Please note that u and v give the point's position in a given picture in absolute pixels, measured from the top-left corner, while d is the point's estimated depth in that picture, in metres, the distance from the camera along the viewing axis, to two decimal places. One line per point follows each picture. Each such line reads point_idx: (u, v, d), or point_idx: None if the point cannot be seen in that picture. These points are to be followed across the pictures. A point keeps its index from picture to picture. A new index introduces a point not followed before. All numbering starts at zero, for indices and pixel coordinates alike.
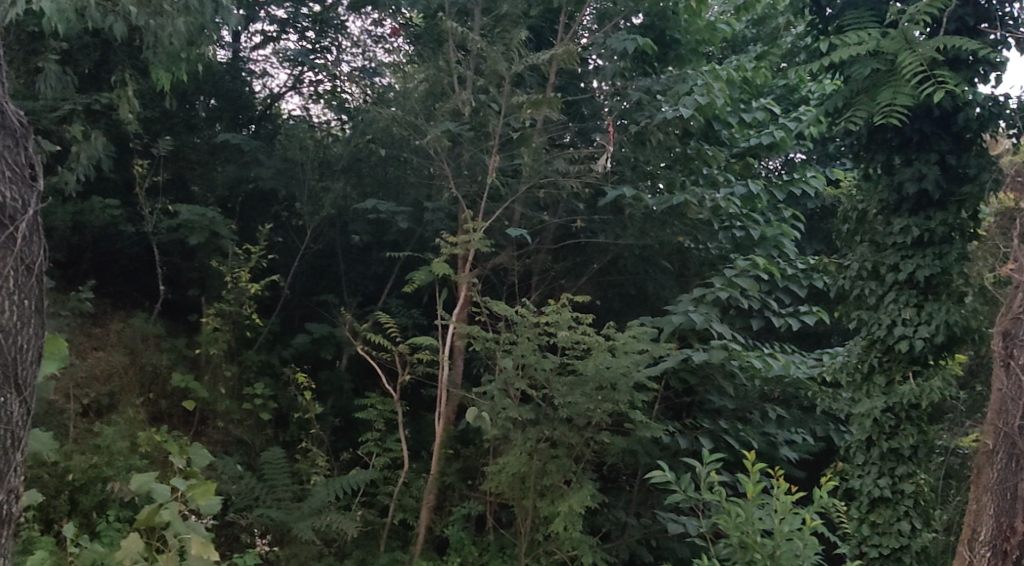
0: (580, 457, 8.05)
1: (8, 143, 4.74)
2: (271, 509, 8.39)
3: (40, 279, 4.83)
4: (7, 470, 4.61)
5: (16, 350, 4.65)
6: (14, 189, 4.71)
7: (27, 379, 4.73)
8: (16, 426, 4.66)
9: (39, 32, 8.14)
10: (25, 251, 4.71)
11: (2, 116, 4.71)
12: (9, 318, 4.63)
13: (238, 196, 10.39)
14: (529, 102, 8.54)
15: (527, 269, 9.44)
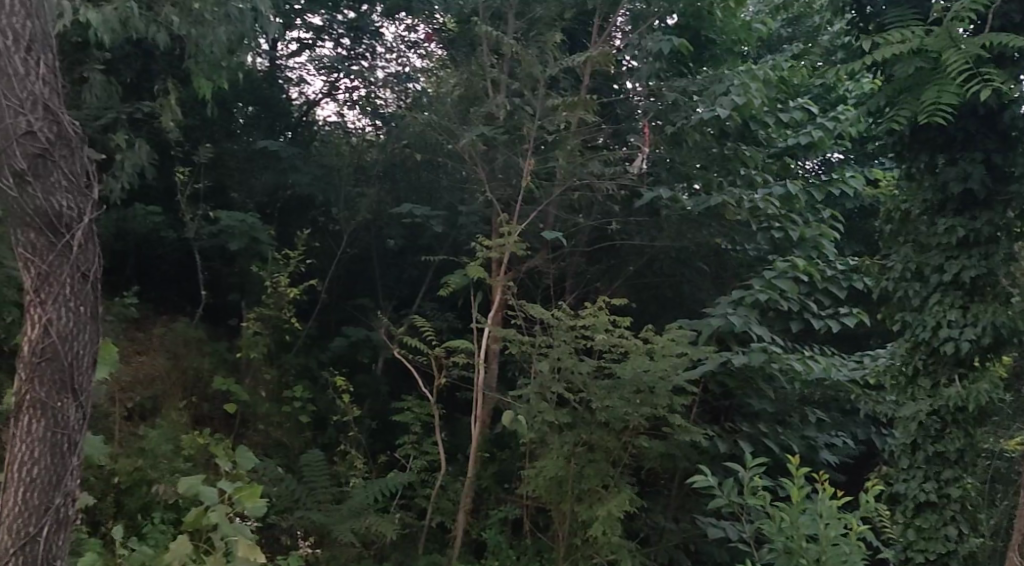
0: (618, 462, 8.04)
1: (65, 153, 4.91)
2: (311, 511, 8.41)
3: (96, 285, 5.03)
4: (64, 473, 4.90)
5: (72, 356, 4.88)
6: (70, 197, 4.89)
7: (84, 384, 4.97)
8: (73, 431, 4.93)
9: (84, 43, 8.26)
10: (81, 259, 4.91)
11: (59, 127, 4.89)
12: (66, 326, 4.86)
13: (277, 201, 10.51)
14: (565, 103, 8.60)
15: (562, 272, 9.38)
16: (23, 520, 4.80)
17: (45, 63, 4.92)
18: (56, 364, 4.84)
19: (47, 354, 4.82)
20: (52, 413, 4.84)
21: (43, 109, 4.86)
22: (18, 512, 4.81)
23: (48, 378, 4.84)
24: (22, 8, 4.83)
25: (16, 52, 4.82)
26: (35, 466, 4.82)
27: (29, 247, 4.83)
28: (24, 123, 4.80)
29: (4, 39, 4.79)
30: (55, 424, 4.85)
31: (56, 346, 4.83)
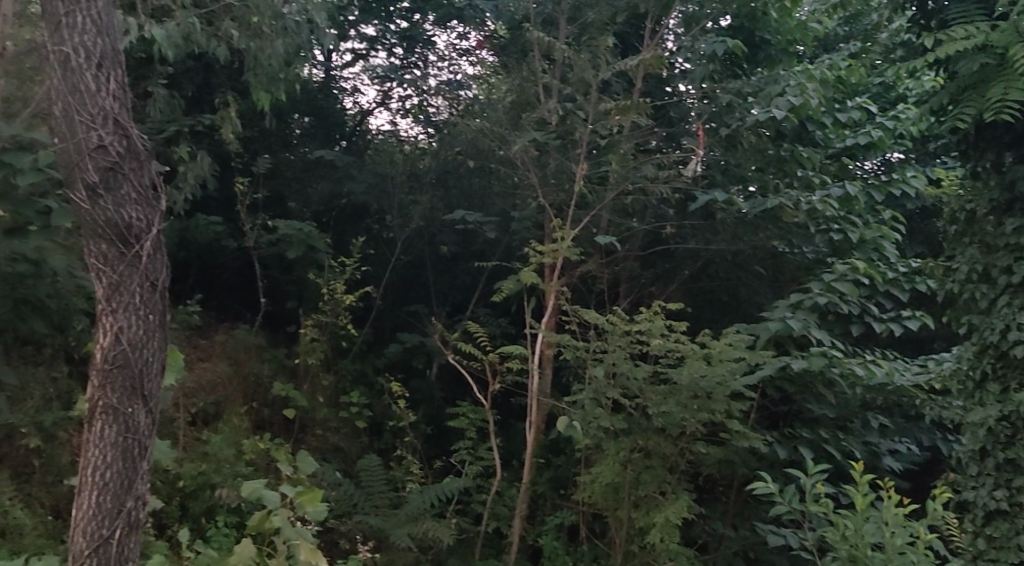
0: (675, 468, 8.00)
1: (134, 166, 5.05)
2: (369, 516, 8.42)
3: (164, 294, 5.14)
4: (135, 477, 5.00)
5: (142, 363, 4.98)
6: (139, 209, 5.03)
7: (153, 390, 5.07)
8: (143, 436, 5.03)
9: (148, 59, 8.46)
10: (151, 268, 5.03)
11: (129, 141, 5.04)
12: (136, 334, 4.97)
13: (332, 209, 10.58)
14: (616, 107, 8.47)
15: (616, 277, 9.37)
16: (96, 523, 4.91)
17: (115, 80, 5.10)
18: (127, 371, 4.95)
19: (118, 361, 4.94)
20: (124, 419, 4.95)
21: (113, 124, 5.02)
22: (92, 515, 4.92)
23: (120, 385, 4.95)
24: (92, 27, 5.03)
25: (88, 68, 5.01)
26: (108, 471, 4.93)
27: (102, 258, 4.97)
28: (96, 138, 4.97)
29: (76, 57, 5.00)
30: (126, 428, 4.95)
31: (127, 353, 4.94)
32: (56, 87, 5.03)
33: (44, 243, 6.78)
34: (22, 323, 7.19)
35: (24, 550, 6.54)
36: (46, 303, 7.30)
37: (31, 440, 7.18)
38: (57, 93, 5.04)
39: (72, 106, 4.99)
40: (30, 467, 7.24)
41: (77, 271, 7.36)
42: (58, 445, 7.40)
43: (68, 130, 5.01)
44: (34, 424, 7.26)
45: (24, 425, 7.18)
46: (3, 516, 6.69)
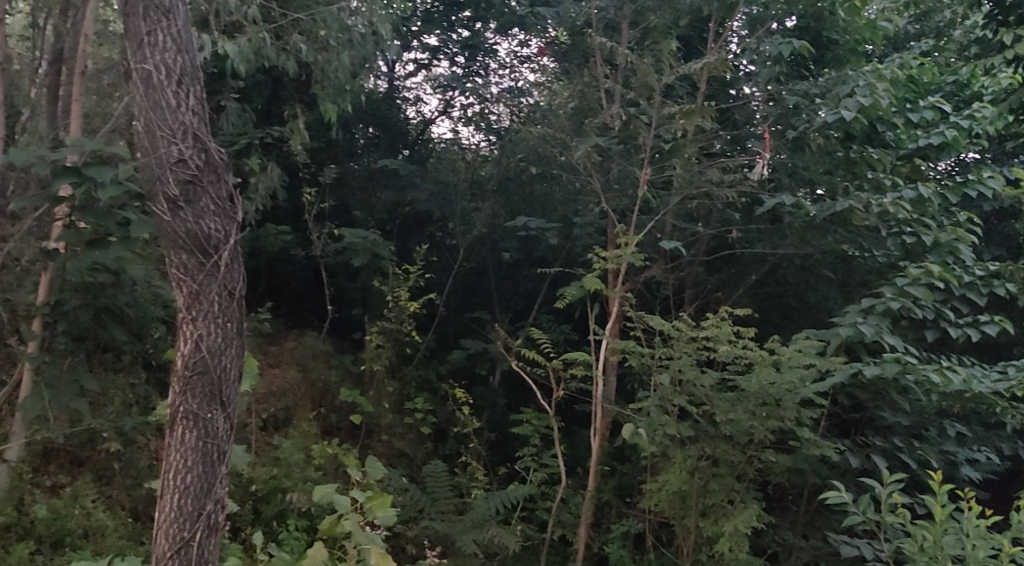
0: (743, 476, 7.87)
1: (212, 179, 5.33)
2: (435, 521, 8.45)
3: (240, 303, 5.41)
4: (213, 480, 5.27)
5: (220, 370, 5.25)
6: (218, 220, 5.30)
7: (230, 396, 5.34)
8: (222, 442, 5.30)
9: (219, 74, 8.65)
10: (229, 278, 5.29)
11: (208, 156, 5.31)
12: (215, 342, 5.25)
13: (396, 217, 10.63)
14: (681, 112, 8.33)
15: (681, 282, 9.34)
16: (178, 525, 5.19)
17: (194, 96, 5.37)
18: (206, 377, 5.22)
19: (198, 367, 5.20)
20: (204, 424, 5.22)
21: (192, 138, 5.29)
22: (174, 517, 5.20)
23: (200, 391, 5.22)
24: (173, 45, 5.30)
25: (169, 85, 5.30)
26: (189, 474, 5.20)
27: (183, 267, 5.25)
28: (176, 152, 5.24)
29: (158, 74, 5.28)
30: (206, 434, 5.23)
31: (206, 360, 5.21)
32: (139, 104, 5.32)
33: (124, 255, 6.56)
34: (102, 331, 7.08)
35: (106, 550, 6.75)
36: (125, 312, 7.22)
37: (112, 444, 7.43)
38: (141, 109, 5.34)
39: (154, 122, 5.28)
40: (111, 470, 7.46)
41: (155, 280, 7.34)
42: (136, 449, 7.64)
43: (150, 145, 5.30)
44: (115, 428, 7.45)
45: (106, 429, 7.40)
46: (85, 519, 6.88)
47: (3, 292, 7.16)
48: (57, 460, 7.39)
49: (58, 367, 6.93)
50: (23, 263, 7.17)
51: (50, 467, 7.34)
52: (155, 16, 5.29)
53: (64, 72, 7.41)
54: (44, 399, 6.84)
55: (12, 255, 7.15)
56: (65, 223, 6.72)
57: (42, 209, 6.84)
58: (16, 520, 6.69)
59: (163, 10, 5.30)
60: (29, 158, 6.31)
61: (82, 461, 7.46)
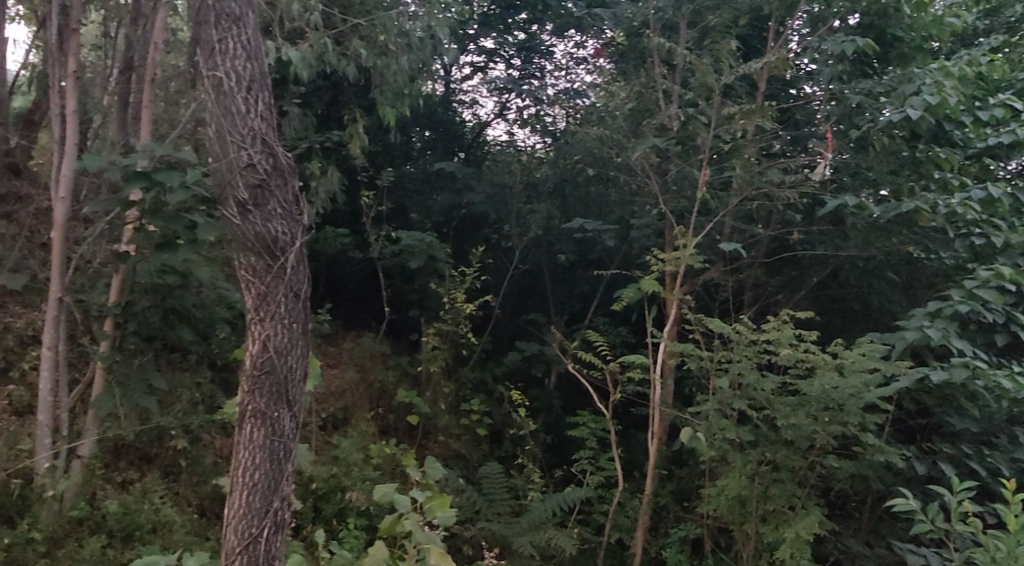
0: (805, 482, 7.75)
1: (279, 183, 5.41)
2: (492, 522, 8.44)
3: (306, 304, 5.49)
4: (280, 478, 5.36)
5: (286, 370, 5.34)
6: (285, 224, 5.38)
7: (297, 395, 5.42)
8: (288, 440, 5.38)
9: (282, 79, 8.76)
10: (295, 279, 5.38)
11: (275, 160, 5.40)
12: (282, 341, 5.33)
13: (452, 219, 10.64)
14: (741, 111, 8.24)
15: (741, 285, 9.23)
16: (246, 522, 5.28)
17: (262, 102, 5.46)
18: (273, 377, 5.31)
19: (266, 367, 5.30)
20: (271, 422, 5.31)
21: (261, 143, 5.37)
22: (243, 513, 5.29)
23: (267, 390, 5.31)
24: (243, 52, 5.40)
25: (239, 91, 5.39)
26: (257, 472, 5.29)
27: (251, 269, 5.34)
28: (246, 157, 5.33)
29: (228, 81, 5.38)
30: (273, 432, 5.32)
31: (274, 360, 5.30)
32: (210, 110, 5.42)
33: (191, 257, 6.62)
34: (170, 332, 7.19)
35: (174, 545, 6.84)
36: (194, 314, 7.31)
37: (179, 442, 7.50)
38: (211, 115, 5.43)
39: (225, 127, 5.37)
40: (177, 467, 7.54)
41: (220, 281, 7.47)
42: (201, 446, 7.77)
43: (221, 150, 5.39)
44: (182, 426, 7.55)
45: (173, 428, 7.44)
46: (154, 513, 6.98)
47: (77, 292, 7.17)
48: (128, 457, 7.47)
49: (129, 366, 7.03)
50: (97, 265, 7.18)
51: (121, 463, 7.41)
52: (226, 25, 5.40)
53: (136, 79, 7.56)
54: (116, 397, 6.94)
55: (85, 258, 7.19)
56: (135, 227, 6.75)
57: (115, 214, 6.87)
58: (89, 514, 6.82)
59: (233, 18, 5.41)
60: (103, 164, 6.45)
61: (151, 458, 7.55)
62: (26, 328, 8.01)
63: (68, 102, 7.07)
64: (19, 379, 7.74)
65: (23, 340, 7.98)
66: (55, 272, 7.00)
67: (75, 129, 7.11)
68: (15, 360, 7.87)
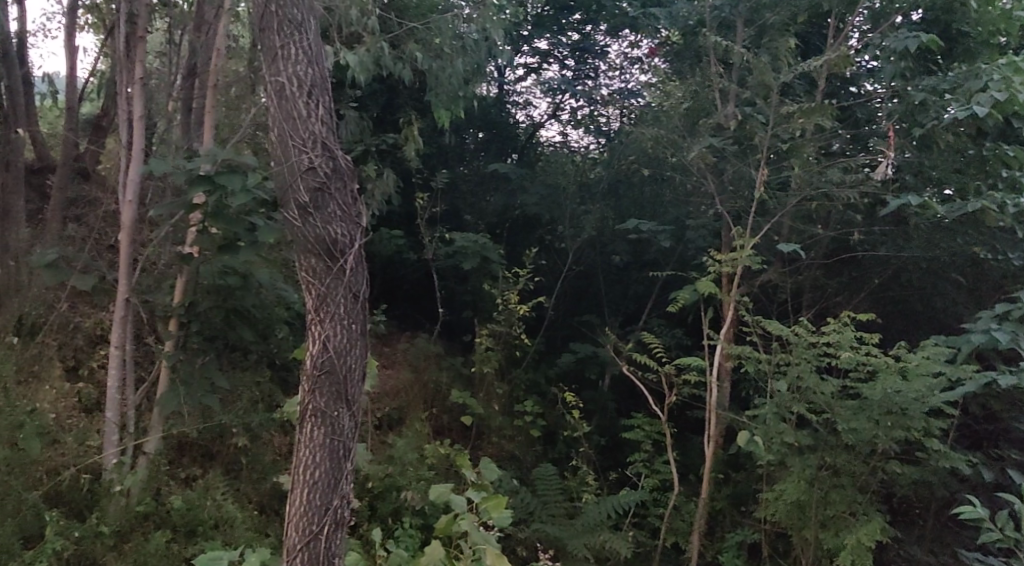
0: (866, 487, 7.60)
1: (339, 186, 5.42)
2: (546, 524, 8.31)
3: (365, 305, 5.49)
4: (340, 477, 5.36)
5: (345, 369, 5.34)
6: (344, 226, 5.39)
7: (356, 395, 5.42)
8: (348, 439, 5.39)
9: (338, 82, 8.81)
10: (354, 281, 5.38)
11: (335, 164, 5.40)
12: (341, 341, 5.34)
13: (507, 221, 10.59)
14: (800, 110, 8.07)
15: (799, 286, 9.10)
16: (308, 519, 5.29)
17: (323, 106, 5.47)
18: (334, 376, 5.32)
19: (326, 366, 5.31)
20: (331, 421, 5.32)
21: (321, 147, 5.39)
22: (303, 511, 5.31)
23: (327, 389, 5.32)
24: (304, 58, 5.42)
25: (300, 96, 5.41)
26: (317, 470, 5.31)
27: (311, 271, 5.36)
28: (307, 161, 5.35)
29: (291, 86, 5.40)
30: (333, 431, 5.33)
31: (333, 360, 5.31)
32: (272, 114, 5.45)
33: (253, 258, 6.69)
34: (231, 331, 7.20)
35: (236, 541, 6.86)
36: (254, 315, 7.30)
37: (240, 440, 7.59)
38: (274, 120, 5.47)
39: (286, 132, 5.40)
40: (238, 464, 7.63)
41: (279, 284, 7.50)
42: (262, 444, 7.81)
43: (282, 154, 5.41)
44: (243, 425, 7.63)
45: (235, 425, 7.57)
46: (217, 509, 7.00)
47: (143, 292, 7.26)
48: (190, 453, 7.59)
49: (192, 365, 7.10)
50: (161, 266, 7.36)
51: (184, 460, 7.54)
52: (289, 30, 5.42)
53: (199, 84, 7.68)
54: (180, 395, 7.02)
55: (150, 259, 7.39)
56: (199, 229, 6.74)
57: (179, 217, 6.91)
58: (154, 510, 6.84)
59: (295, 24, 5.43)
60: (168, 167, 6.51)
61: (213, 455, 7.65)
62: (94, 328, 8.20)
63: (136, 106, 7.10)
64: (88, 377, 7.88)
65: (90, 339, 8.15)
66: (122, 273, 7.08)
67: (142, 133, 7.14)
68: (83, 358, 8.03)
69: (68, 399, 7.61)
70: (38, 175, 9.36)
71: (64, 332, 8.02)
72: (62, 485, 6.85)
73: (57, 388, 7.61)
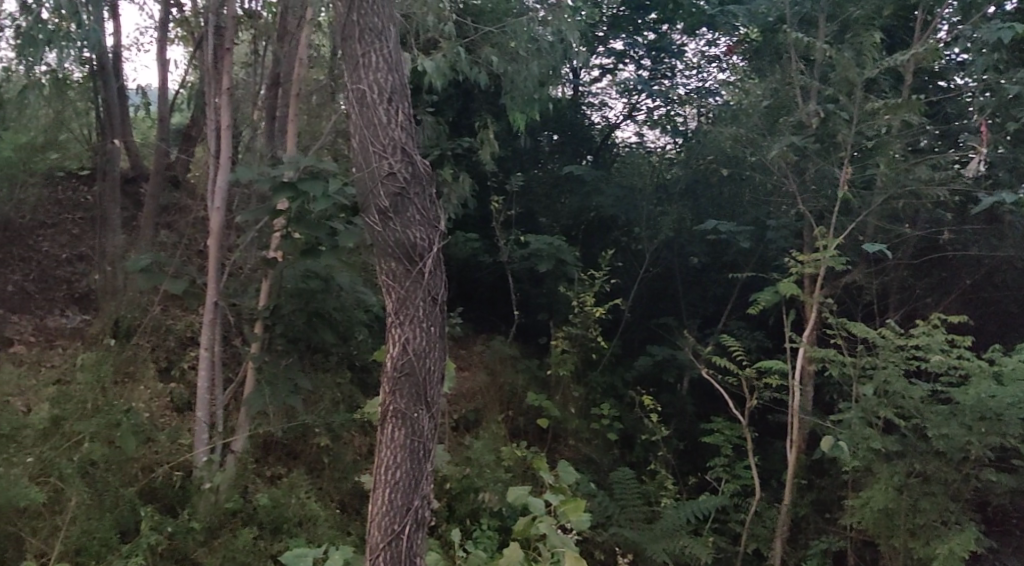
0: (959, 496, 7.35)
1: (418, 192, 5.40)
2: (624, 528, 8.15)
3: (443, 307, 5.45)
4: (421, 477, 5.34)
5: (425, 371, 5.32)
6: (423, 231, 5.37)
7: (436, 397, 5.40)
8: (428, 440, 5.36)
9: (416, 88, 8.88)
10: (433, 284, 5.35)
11: (414, 169, 5.39)
12: (421, 344, 5.32)
13: (581, 223, 10.43)
14: (887, 106, 7.83)
15: (885, 288, 8.81)
16: (389, 518, 5.28)
17: (403, 112, 5.46)
18: (413, 378, 5.31)
19: (406, 368, 5.30)
20: (411, 423, 5.30)
21: (401, 153, 5.38)
22: (384, 511, 5.30)
23: (407, 391, 5.30)
24: (385, 65, 5.41)
25: (381, 103, 5.40)
26: (398, 471, 5.29)
27: (391, 274, 5.35)
28: (386, 166, 5.34)
29: (371, 93, 5.40)
30: (413, 433, 5.31)
31: (413, 361, 5.29)
32: (354, 121, 5.45)
33: (334, 263, 6.75)
34: (314, 333, 7.25)
35: (318, 539, 6.90)
36: (335, 316, 7.33)
37: (322, 439, 7.65)
38: (355, 127, 5.47)
39: (367, 138, 5.40)
40: (321, 464, 7.69)
41: (361, 290, 7.49)
42: (343, 444, 7.89)
43: (363, 161, 5.41)
44: (326, 425, 7.67)
45: (317, 426, 7.62)
46: (301, 507, 7.05)
47: (230, 296, 7.32)
48: (276, 452, 7.68)
49: (277, 366, 7.18)
50: (248, 270, 7.32)
51: (269, 459, 7.63)
52: (370, 39, 5.41)
53: (281, 94, 7.73)
54: (265, 396, 7.07)
55: (237, 263, 7.35)
56: (282, 234, 6.85)
57: (264, 223, 6.97)
58: (242, 506, 6.90)
59: (376, 32, 5.42)
60: (253, 175, 6.58)
61: (297, 454, 7.73)
62: (185, 329, 8.38)
63: (223, 115, 7.24)
64: (179, 378, 8.02)
65: (182, 341, 8.34)
66: (211, 277, 7.18)
67: (229, 142, 7.25)
68: (175, 359, 8.21)
69: (161, 398, 7.74)
70: (132, 184, 9.67)
71: (158, 334, 8.22)
72: (155, 482, 6.92)
73: (152, 387, 7.73)
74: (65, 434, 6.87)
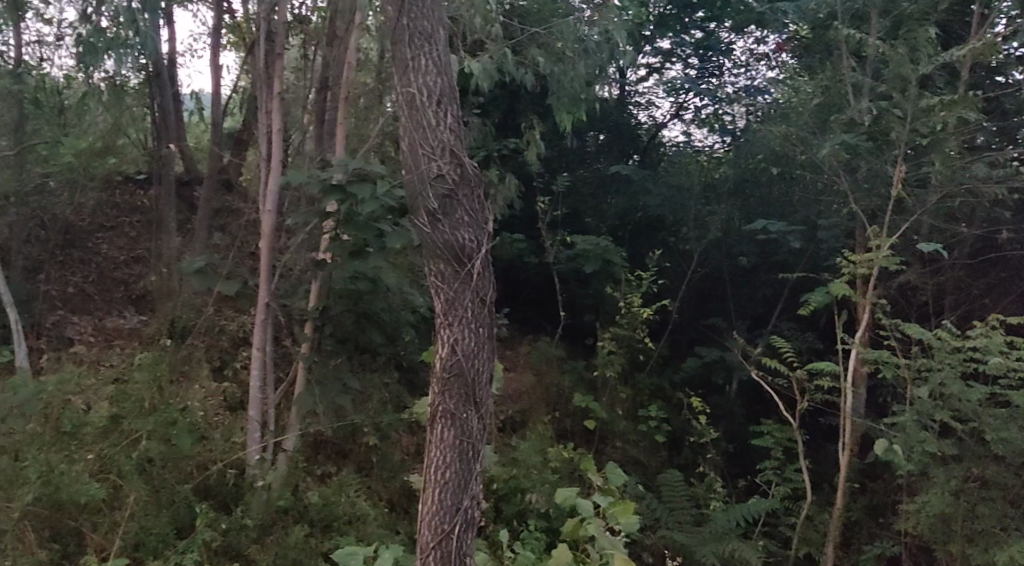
0: (1017, 500, 7.19)
1: (466, 194, 5.37)
2: (673, 531, 8.10)
3: (492, 308, 5.42)
4: (470, 478, 5.32)
5: (474, 371, 5.30)
6: (472, 232, 5.35)
7: (485, 398, 5.37)
8: (477, 440, 5.34)
9: (462, 89, 8.87)
10: (482, 285, 5.32)
11: (462, 171, 5.36)
12: (470, 344, 5.29)
13: (628, 223, 10.34)
14: (943, 103, 7.60)
15: (940, 288, 8.62)
16: (439, 518, 5.26)
17: (451, 114, 5.43)
18: (462, 378, 5.28)
19: (455, 369, 5.28)
20: (460, 423, 5.28)
21: (449, 155, 5.36)
22: (434, 510, 5.29)
23: (456, 391, 5.28)
24: (434, 68, 5.39)
25: (430, 106, 5.39)
26: (447, 471, 5.27)
27: (439, 275, 5.33)
28: (435, 168, 5.33)
29: (420, 96, 5.39)
30: (462, 433, 5.29)
31: (462, 362, 5.27)
32: (403, 124, 5.45)
33: (383, 263, 6.75)
34: (362, 334, 7.26)
35: (368, 537, 6.92)
36: (382, 317, 7.37)
37: (371, 439, 7.66)
38: (404, 130, 5.47)
39: (416, 141, 5.39)
40: (370, 463, 7.73)
41: (409, 292, 7.53)
42: (390, 444, 7.89)
43: (412, 163, 5.41)
44: (374, 424, 7.67)
45: (366, 425, 7.61)
46: (351, 506, 7.09)
47: (281, 297, 7.32)
48: (326, 450, 7.70)
49: (326, 366, 7.20)
50: (298, 272, 7.30)
51: (320, 457, 7.65)
52: (419, 42, 5.40)
53: (330, 97, 7.77)
54: (315, 395, 7.10)
55: (289, 265, 7.32)
56: (332, 237, 6.83)
57: (314, 225, 6.98)
58: (293, 504, 6.94)
59: (425, 35, 5.41)
60: (303, 178, 6.62)
61: (346, 454, 7.75)
62: (238, 330, 8.49)
63: (273, 120, 7.28)
64: (232, 377, 8.10)
65: (234, 340, 8.44)
66: (263, 280, 7.18)
67: (279, 145, 7.29)
68: (228, 359, 8.30)
69: (215, 397, 7.78)
70: (187, 187, 9.80)
71: (211, 334, 8.31)
72: (210, 481, 6.92)
73: (206, 386, 7.80)
74: (123, 433, 6.94)
